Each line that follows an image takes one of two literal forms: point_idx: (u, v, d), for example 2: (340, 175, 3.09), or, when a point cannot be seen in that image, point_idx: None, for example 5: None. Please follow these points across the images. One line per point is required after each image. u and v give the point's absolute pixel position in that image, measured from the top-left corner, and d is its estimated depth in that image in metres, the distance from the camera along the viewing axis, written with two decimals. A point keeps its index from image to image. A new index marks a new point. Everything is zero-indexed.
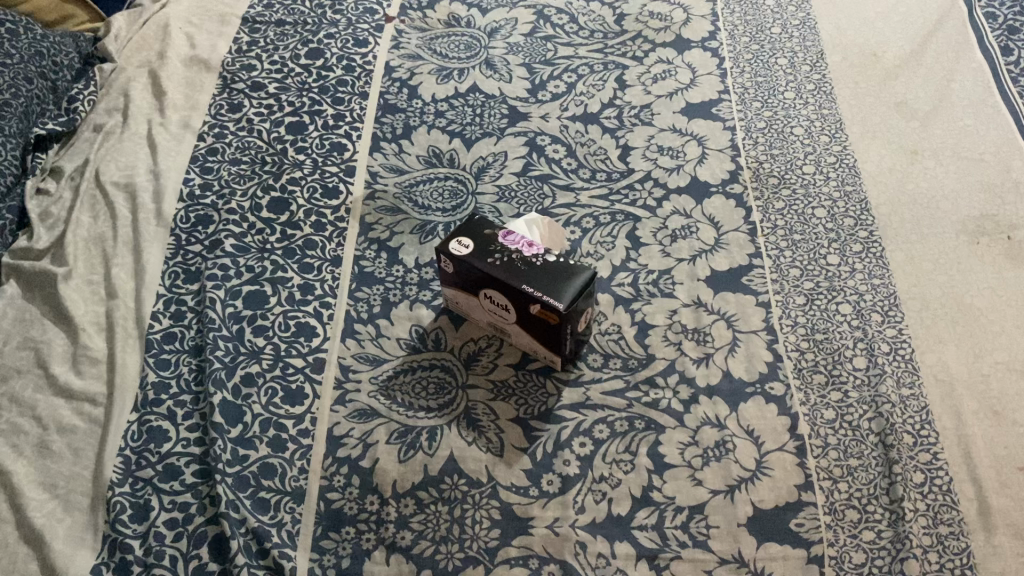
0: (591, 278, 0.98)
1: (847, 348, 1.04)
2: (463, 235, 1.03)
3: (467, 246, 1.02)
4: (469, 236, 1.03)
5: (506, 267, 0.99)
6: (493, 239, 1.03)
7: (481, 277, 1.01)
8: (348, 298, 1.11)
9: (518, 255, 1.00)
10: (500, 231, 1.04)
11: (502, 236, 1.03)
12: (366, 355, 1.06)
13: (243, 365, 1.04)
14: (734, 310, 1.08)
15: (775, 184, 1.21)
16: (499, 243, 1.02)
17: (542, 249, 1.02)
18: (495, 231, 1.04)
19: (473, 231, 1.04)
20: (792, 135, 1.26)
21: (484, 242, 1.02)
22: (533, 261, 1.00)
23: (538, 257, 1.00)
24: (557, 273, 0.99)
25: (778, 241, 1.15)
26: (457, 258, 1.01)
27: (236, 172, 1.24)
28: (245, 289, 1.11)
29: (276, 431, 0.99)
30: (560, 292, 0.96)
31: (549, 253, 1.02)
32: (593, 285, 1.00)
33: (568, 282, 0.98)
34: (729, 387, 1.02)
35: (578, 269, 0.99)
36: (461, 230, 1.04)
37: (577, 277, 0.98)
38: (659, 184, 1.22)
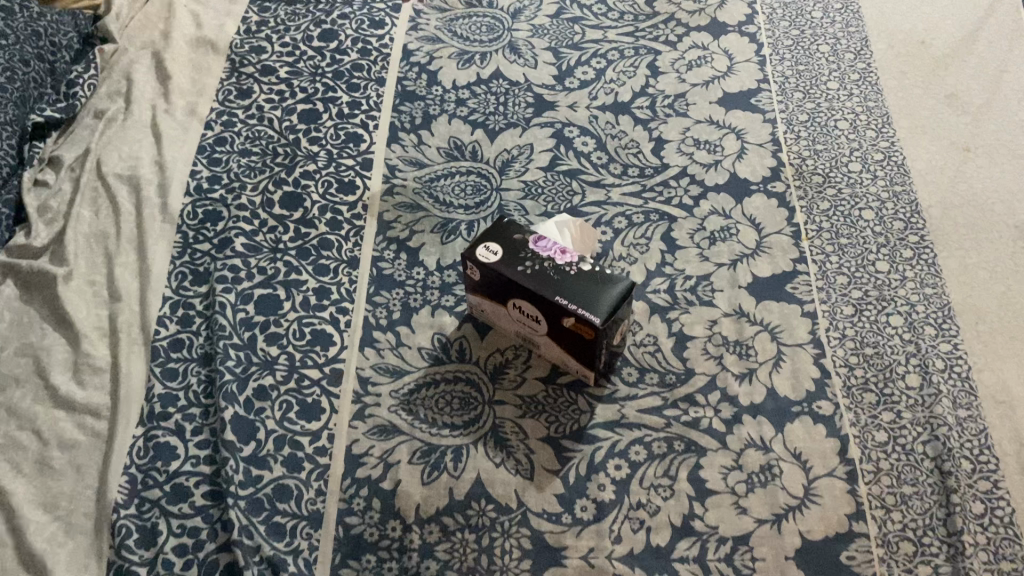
0: (629, 289, 0.92)
1: (899, 364, 0.98)
2: (489, 239, 0.96)
3: (495, 251, 0.95)
4: (497, 241, 0.96)
5: (539, 277, 0.93)
6: (523, 245, 0.95)
7: (511, 286, 0.94)
8: (366, 303, 1.04)
9: (550, 263, 0.94)
10: (529, 235, 0.97)
11: (532, 240, 0.96)
12: (386, 366, 0.99)
13: (256, 375, 0.97)
14: (778, 321, 1.02)
15: (819, 182, 1.13)
16: (530, 250, 0.95)
17: (575, 255, 0.96)
18: (524, 236, 0.96)
19: (501, 234, 0.97)
20: (836, 128, 1.19)
21: (513, 247, 0.95)
22: (566, 270, 0.93)
23: (571, 265, 0.94)
24: (593, 282, 0.92)
25: (824, 245, 1.08)
26: (485, 265, 0.94)
27: (246, 163, 1.17)
28: (256, 293, 1.04)
29: (291, 449, 0.93)
30: (598, 306, 0.90)
31: (583, 261, 0.95)
32: (631, 295, 0.94)
33: (606, 294, 0.91)
34: (775, 405, 0.95)
35: (616, 278, 0.93)
36: (487, 233, 0.97)
37: (615, 287, 0.92)
38: (696, 182, 1.15)
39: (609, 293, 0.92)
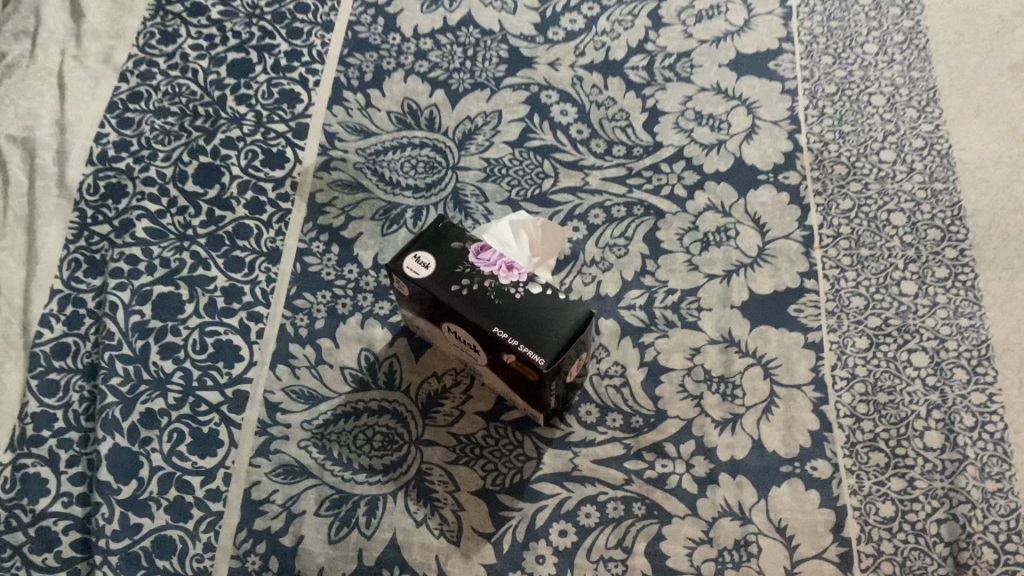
0: (588, 321, 0.75)
1: (917, 417, 0.80)
2: (422, 247, 0.79)
3: (427, 264, 0.77)
4: (430, 250, 0.78)
5: (478, 300, 0.75)
6: (461, 255, 0.78)
7: (444, 308, 0.77)
8: (284, 309, 0.88)
9: (492, 281, 0.76)
10: (471, 243, 0.79)
11: (474, 250, 0.78)
12: (300, 390, 0.84)
13: (144, 398, 0.83)
14: (774, 353, 0.84)
15: (842, 174, 0.93)
16: (469, 262, 0.78)
17: (526, 272, 0.78)
18: (465, 245, 0.79)
19: (436, 240, 0.79)
20: (870, 104, 0.97)
21: (449, 260, 0.78)
22: (511, 294, 0.76)
23: (516, 284, 0.76)
24: (544, 308, 0.75)
25: (840, 256, 0.89)
26: (414, 280, 0.77)
27: (160, 126, 0.99)
28: (156, 291, 0.88)
29: (178, 491, 0.79)
30: (547, 341, 0.73)
31: (533, 280, 0.77)
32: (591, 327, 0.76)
33: (558, 327, 0.74)
34: (760, 463, 0.78)
35: (572, 305, 0.75)
36: (420, 239, 0.79)
37: (569, 319, 0.74)
38: (692, 167, 0.95)
39: (562, 325, 0.74)
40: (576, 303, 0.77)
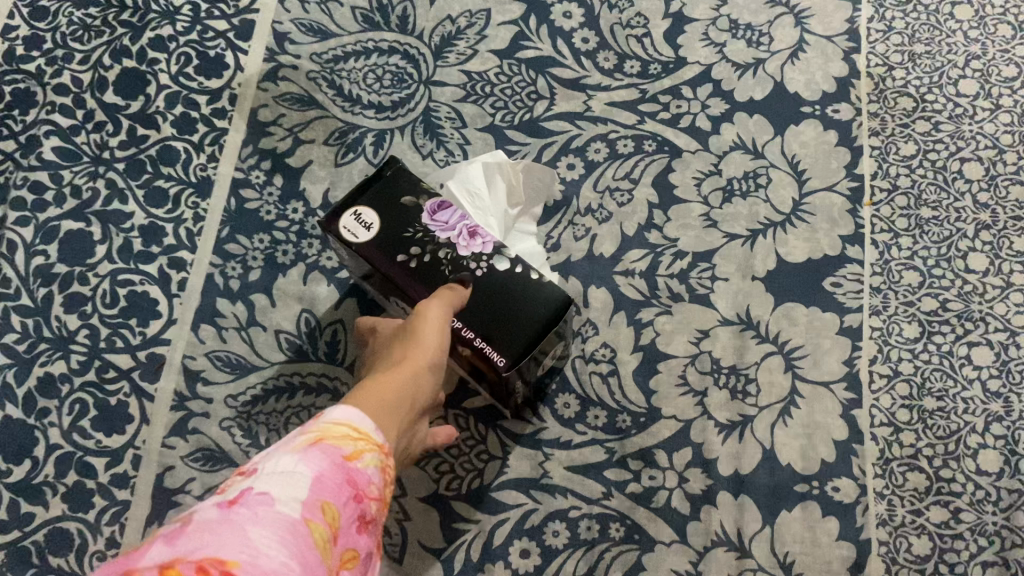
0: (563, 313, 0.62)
1: (972, 431, 0.65)
2: (365, 200, 0.63)
3: (370, 224, 0.62)
4: (375, 205, 0.63)
5: (431, 275, 0.62)
6: (413, 214, 0.63)
7: (387, 281, 0.62)
8: (213, 255, 0.74)
9: (447, 251, 0.62)
10: (428, 198, 0.63)
11: (430, 208, 0.63)
12: (226, 357, 0.70)
13: (43, 359, 0.70)
14: (801, 340, 0.68)
15: (906, 109, 0.75)
16: (421, 223, 0.63)
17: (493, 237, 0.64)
18: (418, 200, 0.63)
19: (384, 192, 0.63)
20: (951, 19, 0.77)
21: (396, 220, 0.62)
22: (470, 272, 0.62)
23: (477, 258, 0.62)
24: (508, 293, 0.62)
25: (895, 217, 0.72)
26: (351, 244, 0.62)
27: (78, 19, 0.81)
28: (63, 227, 0.74)
29: (78, 475, 0.67)
30: (511, 337, 0.60)
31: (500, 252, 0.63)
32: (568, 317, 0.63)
33: (524, 318, 0.61)
34: (769, 481, 0.64)
35: (546, 290, 0.62)
36: (364, 189, 0.63)
37: (537, 311, 0.61)
38: (720, 92, 0.77)
39: (530, 316, 0.61)
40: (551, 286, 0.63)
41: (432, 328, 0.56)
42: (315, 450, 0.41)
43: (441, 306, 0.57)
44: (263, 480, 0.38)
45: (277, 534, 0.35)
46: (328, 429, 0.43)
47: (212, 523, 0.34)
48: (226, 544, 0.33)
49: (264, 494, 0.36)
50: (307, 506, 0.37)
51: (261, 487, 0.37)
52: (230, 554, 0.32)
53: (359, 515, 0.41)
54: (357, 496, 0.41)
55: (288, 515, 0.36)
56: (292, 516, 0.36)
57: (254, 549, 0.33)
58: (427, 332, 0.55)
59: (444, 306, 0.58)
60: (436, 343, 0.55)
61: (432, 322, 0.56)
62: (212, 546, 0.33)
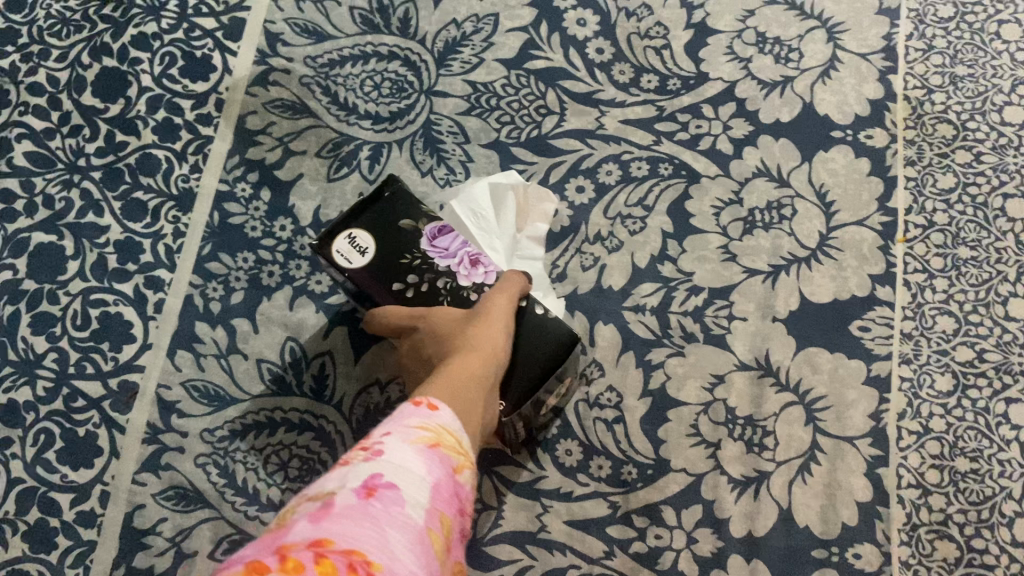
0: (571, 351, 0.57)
1: (1007, 498, 0.60)
2: (360, 222, 0.58)
3: (365, 249, 0.57)
4: (372, 226, 0.58)
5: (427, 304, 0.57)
6: (410, 240, 0.58)
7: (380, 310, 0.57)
8: (193, 275, 0.68)
9: (445, 280, 0.57)
10: (427, 221, 0.58)
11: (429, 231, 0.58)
12: (204, 387, 0.66)
13: (8, 384, 0.65)
14: (824, 390, 0.63)
15: (945, 138, 0.69)
16: (420, 249, 0.58)
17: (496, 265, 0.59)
18: (417, 224, 0.58)
19: (381, 213, 0.58)
20: (997, 39, 0.71)
21: (393, 247, 0.57)
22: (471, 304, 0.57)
23: (477, 288, 0.58)
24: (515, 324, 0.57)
25: (930, 257, 0.66)
26: (343, 270, 0.57)
27: (58, 13, 0.76)
28: (33, 240, 0.69)
29: (41, 512, 0.62)
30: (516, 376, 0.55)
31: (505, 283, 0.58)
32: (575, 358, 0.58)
33: (533, 353, 0.56)
34: (785, 544, 0.59)
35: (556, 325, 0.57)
36: (360, 209, 0.58)
37: (545, 345, 0.56)
38: (744, 112, 0.71)
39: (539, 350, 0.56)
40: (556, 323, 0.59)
41: (508, 306, 0.54)
42: (438, 449, 0.38)
43: (514, 287, 0.56)
44: (395, 468, 0.34)
45: (410, 541, 0.31)
46: (444, 433, 0.39)
47: (349, 509, 0.31)
48: (364, 538, 0.29)
49: (396, 487, 0.33)
50: (430, 513, 0.33)
51: (389, 477, 0.34)
52: (374, 551, 0.29)
53: (462, 527, 0.38)
54: (462, 513, 0.37)
55: (417, 518, 0.33)
56: (420, 522, 0.33)
57: (390, 553, 0.30)
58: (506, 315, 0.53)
59: (513, 289, 0.56)
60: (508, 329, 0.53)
61: (504, 302, 0.54)
62: (354, 536, 0.29)
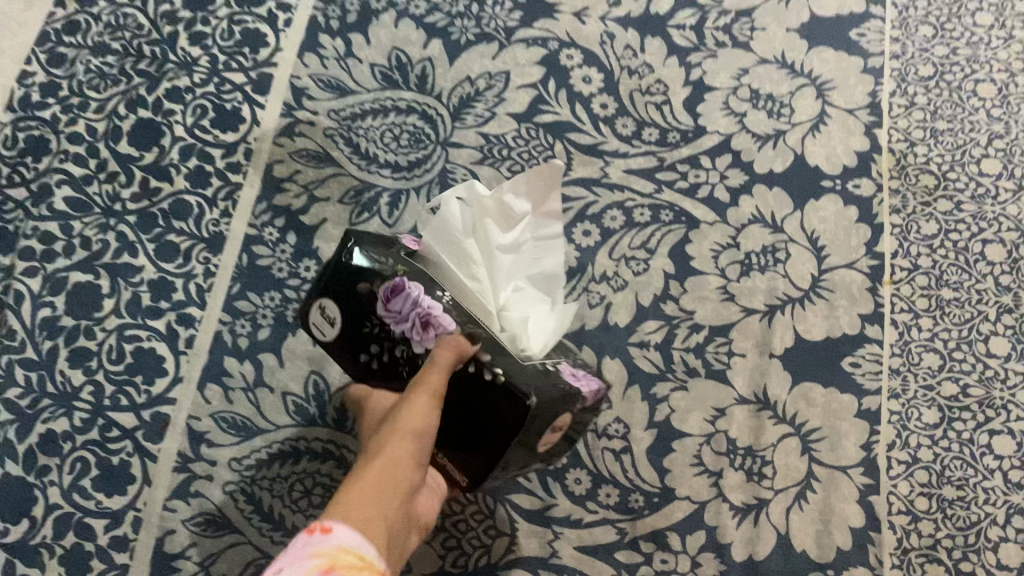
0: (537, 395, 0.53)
1: (992, 524, 0.64)
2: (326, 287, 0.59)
3: (332, 318, 0.59)
4: (333, 297, 0.58)
5: (392, 376, 0.58)
6: (368, 304, 0.56)
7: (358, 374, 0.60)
8: (222, 312, 0.73)
9: (405, 346, 0.57)
10: (382, 282, 0.56)
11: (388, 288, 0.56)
12: (232, 418, 0.69)
13: (46, 415, 0.69)
14: (818, 422, 0.67)
15: (928, 188, 0.74)
16: (377, 313, 0.56)
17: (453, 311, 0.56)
18: (373, 286, 0.56)
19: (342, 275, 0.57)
20: (974, 96, 0.77)
21: (354, 309, 0.57)
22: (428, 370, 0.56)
23: None
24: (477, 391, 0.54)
25: (916, 298, 0.71)
26: (319, 337, 0.61)
27: (96, 67, 0.82)
28: (71, 279, 0.73)
29: (76, 537, 0.66)
30: (489, 431, 0.53)
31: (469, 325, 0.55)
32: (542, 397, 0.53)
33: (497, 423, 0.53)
34: (785, 567, 0.63)
35: (520, 374, 0.53)
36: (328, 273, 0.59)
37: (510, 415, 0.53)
38: (740, 162, 0.76)
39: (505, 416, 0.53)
40: (535, 372, 0.54)
41: (423, 407, 0.52)
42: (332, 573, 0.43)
43: (436, 381, 0.52)
44: None
45: None
46: (340, 556, 0.44)
47: None
48: None
49: None
50: None
51: None
52: None
53: None
54: None
55: None
56: None
57: None
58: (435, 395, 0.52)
59: (439, 378, 0.52)
60: (428, 431, 0.52)
61: (423, 403, 0.52)
62: None
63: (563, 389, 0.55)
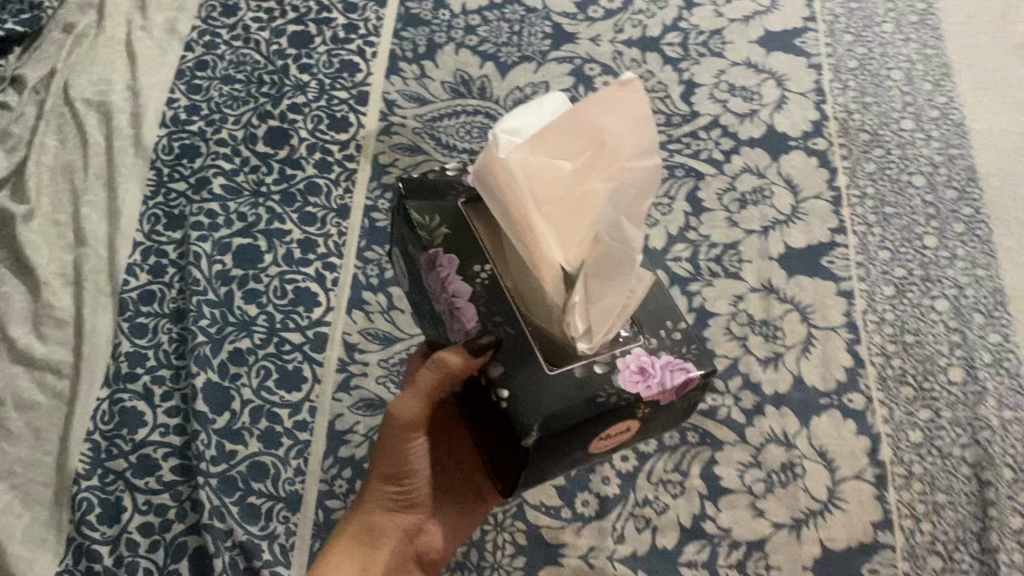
0: (553, 413, 0.59)
1: (942, 355, 0.89)
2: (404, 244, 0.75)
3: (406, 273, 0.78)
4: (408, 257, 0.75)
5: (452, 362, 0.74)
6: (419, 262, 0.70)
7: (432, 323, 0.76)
8: (356, 260, 0.95)
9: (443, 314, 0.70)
10: (427, 252, 0.68)
11: (433, 255, 0.67)
12: (375, 332, 0.91)
13: (231, 338, 0.89)
14: (810, 300, 0.92)
15: (866, 141, 1.02)
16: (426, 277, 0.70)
17: (483, 297, 0.64)
18: (421, 253, 0.69)
19: (407, 233, 0.72)
20: (888, 79, 1.07)
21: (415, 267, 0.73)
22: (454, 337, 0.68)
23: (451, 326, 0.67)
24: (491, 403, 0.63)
25: (867, 214, 0.97)
26: (405, 276, 0.83)
27: (228, 93, 1.05)
28: (235, 242, 0.95)
29: (268, 422, 0.85)
30: (506, 437, 0.62)
31: (497, 319, 0.63)
32: (555, 417, 0.60)
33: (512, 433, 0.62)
34: (801, 396, 0.87)
35: (521, 404, 0.60)
36: (403, 233, 0.74)
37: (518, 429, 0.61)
38: (728, 134, 1.03)
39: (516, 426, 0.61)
40: (546, 390, 0.60)
41: (398, 440, 0.72)
42: None
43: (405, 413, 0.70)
44: None
45: None
46: None
47: None
48: None
49: None
50: None
51: None
52: None
53: None
54: None
55: None
56: None
57: None
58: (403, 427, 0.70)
59: (411, 407, 0.70)
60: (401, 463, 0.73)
61: (394, 438, 0.72)
62: None
63: (591, 402, 0.60)
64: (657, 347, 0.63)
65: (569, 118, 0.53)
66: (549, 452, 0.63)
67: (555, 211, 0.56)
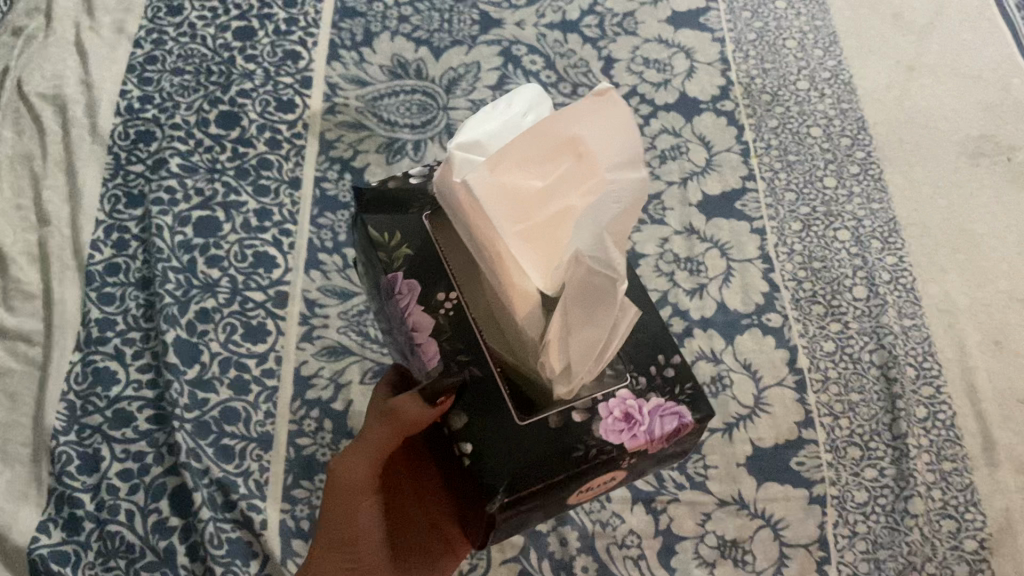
0: (516, 472, 0.65)
1: (846, 277, 0.99)
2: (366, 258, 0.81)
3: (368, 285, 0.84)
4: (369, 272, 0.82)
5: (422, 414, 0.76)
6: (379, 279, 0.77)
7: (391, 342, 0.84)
8: (310, 225, 1.01)
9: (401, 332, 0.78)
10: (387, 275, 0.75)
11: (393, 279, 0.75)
12: (332, 288, 0.97)
13: (197, 299, 0.95)
14: (728, 237, 1.02)
15: (767, 101, 1.14)
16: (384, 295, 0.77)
17: (446, 329, 0.72)
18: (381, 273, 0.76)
19: (369, 249, 0.79)
20: (784, 48, 1.19)
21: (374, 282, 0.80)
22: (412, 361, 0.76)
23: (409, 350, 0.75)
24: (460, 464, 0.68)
25: (773, 162, 1.08)
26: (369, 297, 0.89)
27: (178, 83, 1.11)
28: (194, 215, 1.01)
29: (237, 371, 0.91)
30: (473, 492, 0.68)
31: (462, 358, 0.70)
32: (522, 473, 0.65)
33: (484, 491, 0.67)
34: (725, 318, 0.96)
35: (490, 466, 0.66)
36: (364, 248, 0.80)
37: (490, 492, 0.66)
38: (646, 100, 1.14)
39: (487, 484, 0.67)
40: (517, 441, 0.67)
41: (346, 496, 0.73)
42: None
43: (349, 469, 0.73)
44: None
45: None
46: None
47: None
48: None
49: None
50: None
51: None
52: None
53: None
54: None
55: None
56: None
57: None
58: (341, 486, 0.73)
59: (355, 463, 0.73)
60: (351, 520, 0.73)
61: (340, 493, 0.73)
62: None
63: (566, 456, 0.66)
64: (645, 391, 0.71)
65: (555, 143, 0.63)
66: (521, 510, 0.68)
67: (536, 230, 0.65)
